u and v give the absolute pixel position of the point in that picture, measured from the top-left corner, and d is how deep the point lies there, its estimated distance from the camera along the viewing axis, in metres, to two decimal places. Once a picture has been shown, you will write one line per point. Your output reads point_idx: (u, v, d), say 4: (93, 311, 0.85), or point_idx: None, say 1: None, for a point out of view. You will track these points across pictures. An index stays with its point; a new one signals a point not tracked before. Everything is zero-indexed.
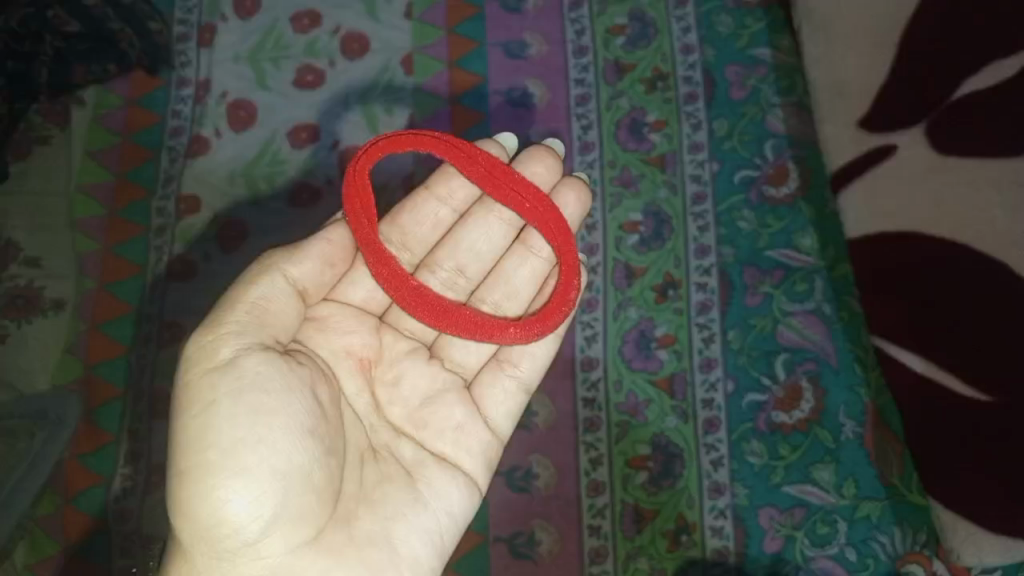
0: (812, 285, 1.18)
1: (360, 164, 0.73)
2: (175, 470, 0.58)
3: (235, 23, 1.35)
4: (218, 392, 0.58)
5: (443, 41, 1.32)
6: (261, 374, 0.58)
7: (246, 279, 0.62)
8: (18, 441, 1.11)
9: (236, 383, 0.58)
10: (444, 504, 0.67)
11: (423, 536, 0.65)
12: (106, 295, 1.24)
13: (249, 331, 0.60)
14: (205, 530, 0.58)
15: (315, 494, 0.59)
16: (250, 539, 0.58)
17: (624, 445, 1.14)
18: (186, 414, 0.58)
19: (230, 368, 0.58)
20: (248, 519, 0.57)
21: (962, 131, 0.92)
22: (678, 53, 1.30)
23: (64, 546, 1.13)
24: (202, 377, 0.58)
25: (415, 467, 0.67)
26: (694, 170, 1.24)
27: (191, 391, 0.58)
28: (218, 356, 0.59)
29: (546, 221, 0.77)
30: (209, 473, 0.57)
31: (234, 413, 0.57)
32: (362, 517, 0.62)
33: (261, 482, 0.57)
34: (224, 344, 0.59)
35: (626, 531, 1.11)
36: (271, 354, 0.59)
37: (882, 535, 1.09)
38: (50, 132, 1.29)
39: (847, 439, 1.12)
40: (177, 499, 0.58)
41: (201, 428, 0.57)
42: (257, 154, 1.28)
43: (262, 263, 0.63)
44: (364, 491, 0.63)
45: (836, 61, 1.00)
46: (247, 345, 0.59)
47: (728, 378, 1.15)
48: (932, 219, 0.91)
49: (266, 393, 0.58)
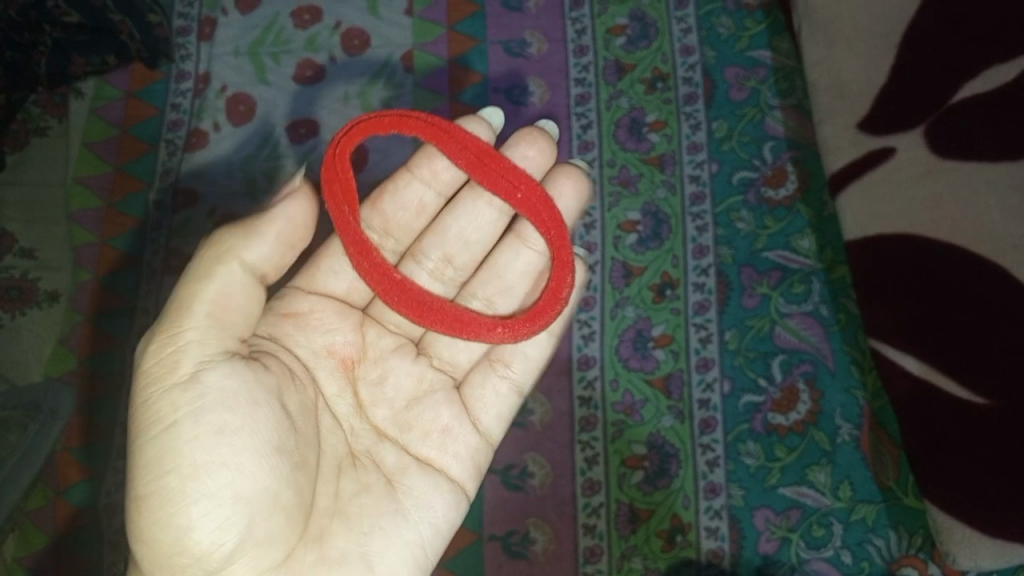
0: (810, 287, 1.18)
1: (341, 146, 0.71)
2: (133, 496, 0.56)
3: (236, 17, 1.35)
4: (179, 411, 0.57)
5: (444, 38, 1.32)
6: (226, 390, 0.58)
7: (203, 275, 0.60)
8: (10, 434, 1.07)
9: (199, 400, 0.57)
10: (427, 514, 0.66)
11: (402, 551, 0.64)
12: (102, 286, 1.23)
13: (210, 339, 0.59)
14: (167, 559, 0.56)
15: (284, 516, 0.58)
16: (213, 565, 0.57)
17: (620, 445, 1.14)
18: (144, 435, 0.57)
19: (193, 384, 0.57)
20: (210, 545, 0.56)
21: (959, 135, 0.92)
22: (678, 54, 1.30)
23: (55, 539, 1.12)
24: (161, 395, 0.57)
25: (396, 475, 0.66)
26: (693, 171, 1.24)
27: (151, 410, 0.57)
28: (178, 371, 0.58)
29: (537, 211, 0.75)
30: (170, 498, 0.55)
31: (196, 433, 0.56)
32: (336, 534, 0.61)
33: (226, 507, 0.56)
34: (185, 357, 0.58)
35: (621, 530, 1.11)
36: (236, 365, 0.59)
37: (877, 539, 1.09)
38: (47, 124, 1.29)
39: (843, 441, 1.12)
40: (136, 526, 0.57)
41: (161, 451, 0.56)
42: (256, 147, 1.28)
43: (216, 256, 0.61)
44: (338, 505, 0.62)
45: (835, 64, 1.02)
46: (210, 358, 0.59)
47: (725, 378, 1.15)
48: (926, 225, 0.92)
49: (230, 411, 0.57)
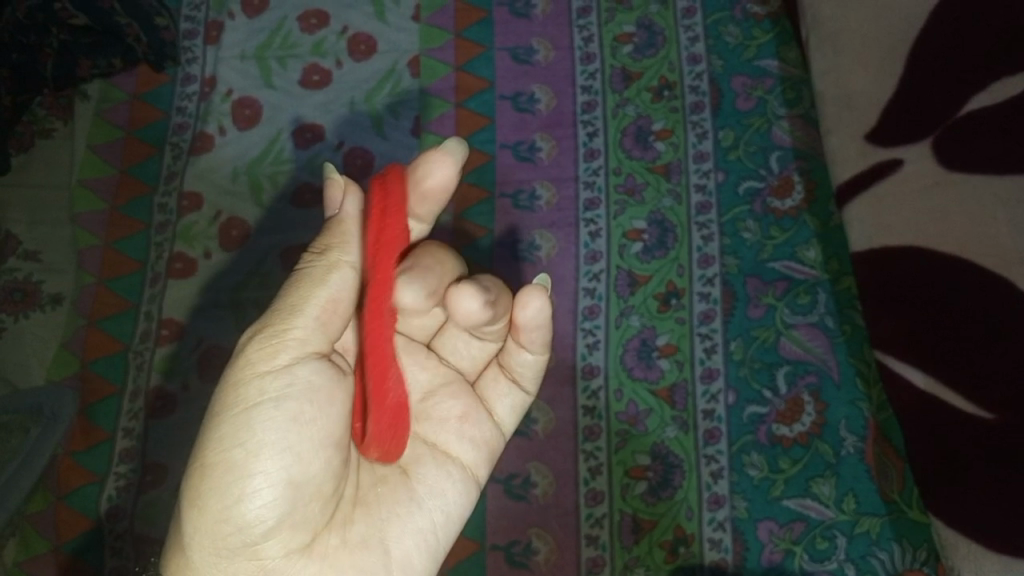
0: (815, 297, 1.17)
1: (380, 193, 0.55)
2: (200, 462, 0.54)
3: (242, 22, 1.35)
4: (265, 396, 0.54)
5: (451, 44, 1.32)
6: (315, 383, 0.54)
7: (313, 275, 0.55)
8: (12, 438, 1.06)
9: (287, 388, 0.54)
10: (440, 503, 0.61)
11: (414, 537, 0.59)
12: (106, 290, 1.22)
13: (314, 338, 0.55)
14: (212, 525, 0.54)
15: (321, 503, 0.55)
16: (249, 538, 0.54)
17: (624, 455, 1.13)
18: (226, 412, 0.54)
19: (284, 373, 0.54)
20: (255, 520, 0.53)
21: (968, 148, 0.92)
22: (685, 63, 1.29)
23: (55, 545, 1.12)
24: (251, 379, 0.54)
25: (409, 462, 0.61)
26: (699, 180, 1.24)
27: (237, 387, 0.54)
28: (272, 359, 0.54)
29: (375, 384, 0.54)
30: (233, 472, 0.53)
31: (275, 420, 0.53)
32: (358, 520, 0.58)
33: (281, 493, 0.53)
34: (283, 349, 0.54)
35: (624, 542, 1.10)
36: (328, 363, 0.55)
37: (881, 552, 1.08)
38: (53, 126, 1.29)
39: (847, 453, 1.12)
40: (193, 490, 0.54)
41: (236, 429, 0.53)
42: (261, 152, 1.27)
43: (326, 252, 0.56)
44: (359, 493, 0.58)
45: (843, 75, 1.02)
46: (309, 351, 0.55)
47: (729, 390, 1.15)
48: (932, 238, 0.92)
49: (310, 402, 0.54)
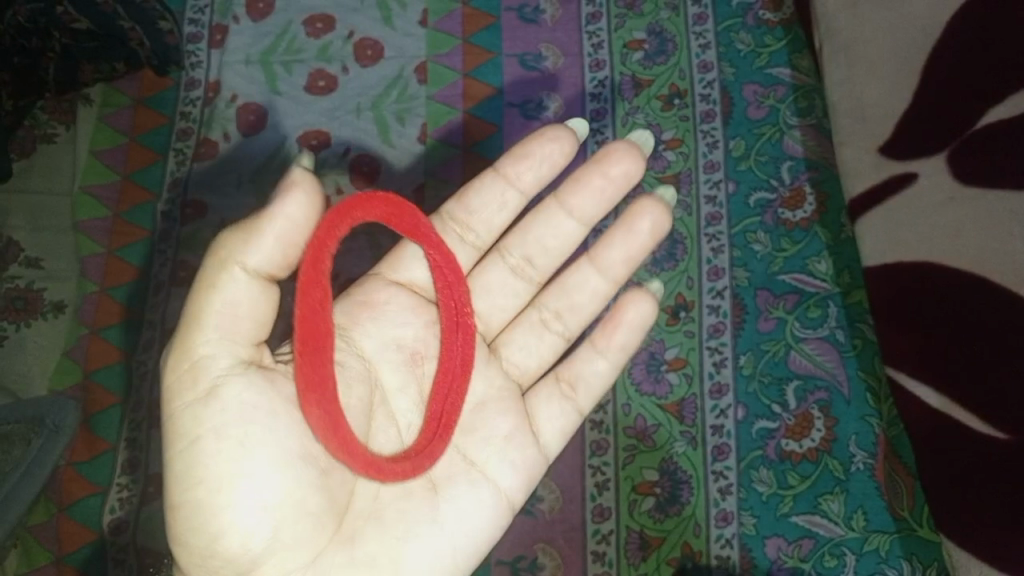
0: (826, 311, 1.16)
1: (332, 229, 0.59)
2: (167, 503, 0.56)
3: (247, 25, 1.33)
4: (203, 428, 0.55)
5: (458, 50, 1.30)
6: (246, 403, 0.55)
7: (207, 285, 0.56)
8: (13, 448, 1.05)
9: (220, 416, 0.55)
10: (464, 528, 0.64)
11: (431, 561, 0.62)
12: (107, 298, 1.21)
13: (225, 350, 0.56)
14: (201, 559, 0.56)
15: (312, 520, 0.57)
16: (241, 567, 0.56)
17: (631, 471, 1.12)
18: (171, 449, 0.56)
19: (213, 398, 0.55)
20: (240, 549, 0.55)
21: (980, 161, 0.89)
22: (696, 70, 1.27)
23: (57, 556, 1.11)
24: (182, 409, 0.55)
25: (440, 481, 0.64)
26: (709, 191, 1.22)
27: (175, 424, 0.55)
28: (198, 384, 0.55)
29: (333, 416, 0.56)
30: (199, 511, 0.55)
31: (219, 450, 0.54)
32: (370, 536, 0.60)
33: (255, 519, 0.55)
34: (206, 372, 0.55)
35: (631, 557, 1.09)
36: (253, 373, 0.56)
37: (890, 570, 1.07)
38: (55, 131, 1.27)
39: (857, 470, 1.11)
40: (172, 532, 0.56)
41: (187, 466, 0.55)
42: (267, 158, 1.26)
43: (215, 260, 0.56)
44: (376, 507, 0.60)
45: (856, 88, 0.99)
46: (229, 370, 0.56)
47: (739, 404, 1.13)
48: (948, 253, 0.90)
49: (251, 425, 0.55)
